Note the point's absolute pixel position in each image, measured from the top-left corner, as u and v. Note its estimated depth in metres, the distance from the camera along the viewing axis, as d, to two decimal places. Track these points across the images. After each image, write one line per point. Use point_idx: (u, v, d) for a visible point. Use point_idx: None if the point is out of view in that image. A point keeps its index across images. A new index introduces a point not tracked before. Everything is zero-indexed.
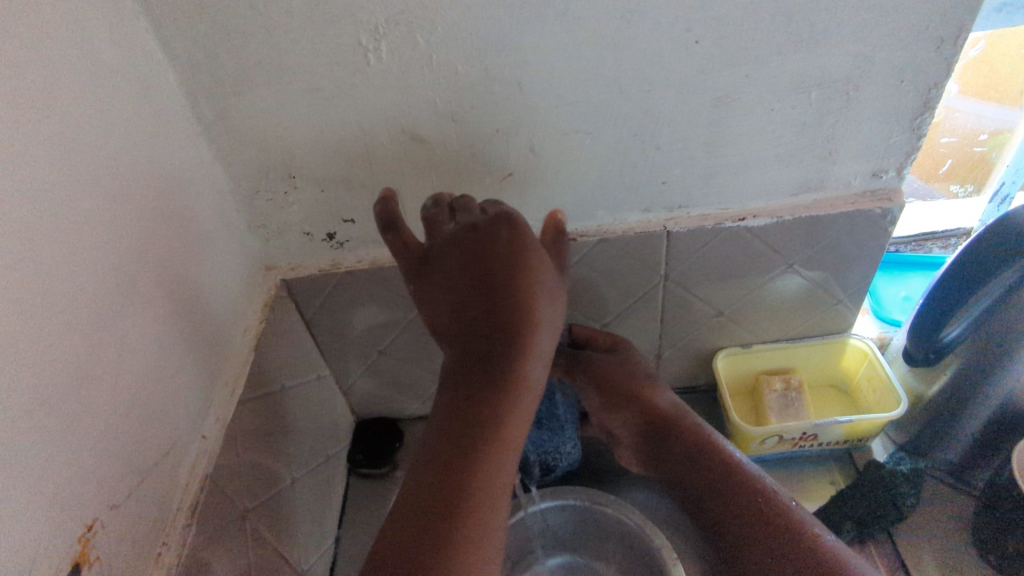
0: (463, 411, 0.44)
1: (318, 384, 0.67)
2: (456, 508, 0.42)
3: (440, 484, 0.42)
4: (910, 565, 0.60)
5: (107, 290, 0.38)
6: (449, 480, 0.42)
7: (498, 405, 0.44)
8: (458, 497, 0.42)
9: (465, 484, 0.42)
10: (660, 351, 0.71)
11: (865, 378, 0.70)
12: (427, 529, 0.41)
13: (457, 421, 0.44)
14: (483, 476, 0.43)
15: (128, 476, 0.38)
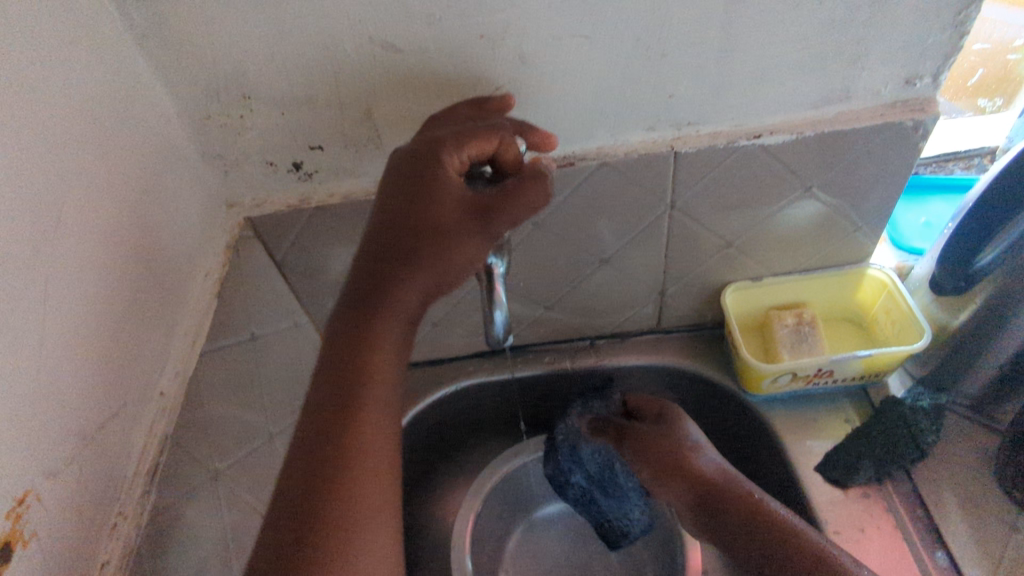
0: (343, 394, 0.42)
1: (294, 333, 0.61)
2: (332, 494, 0.39)
3: (317, 471, 0.39)
4: (931, 504, 0.57)
5: (30, 227, 0.32)
6: (327, 464, 0.39)
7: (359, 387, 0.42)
8: (335, 483, 0.39)
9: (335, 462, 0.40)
10: (663, 288, 0.66)
11: (883, 310, 0.65)
12: (306, 515, 0.38)
13: (333, 405, 0.41)
14: (354, 464, 0.40)
15: (70, 441, 0.33)
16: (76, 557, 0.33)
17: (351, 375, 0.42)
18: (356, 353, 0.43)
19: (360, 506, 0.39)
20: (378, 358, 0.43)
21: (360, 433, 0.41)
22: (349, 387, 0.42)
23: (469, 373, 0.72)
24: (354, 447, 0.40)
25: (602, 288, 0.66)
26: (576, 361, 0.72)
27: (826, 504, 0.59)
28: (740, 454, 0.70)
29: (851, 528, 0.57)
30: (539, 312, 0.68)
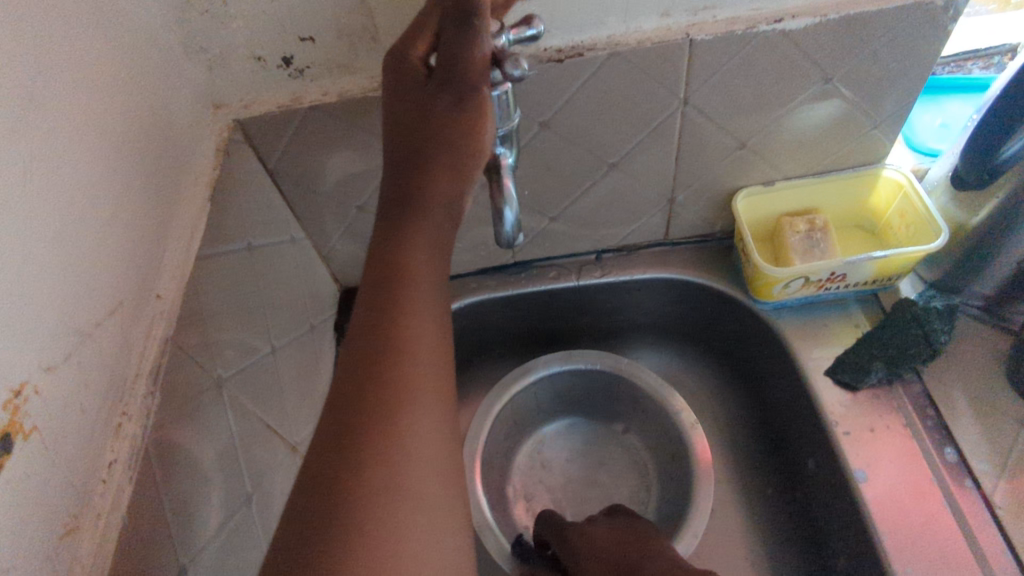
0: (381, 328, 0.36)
1: (291, 248, 0.59)
2: (368, 438, 0.33)
3: (342, 451, 0.32)
4: (940, 402, 0.58)
5: (8, 100, 0.29)
6: (358, 411, 0.33)
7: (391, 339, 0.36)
8: (374, 418, 0.33)
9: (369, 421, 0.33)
10: (673, 196, 0.64)
11: (897, 213, 0.63)
12: (337, 474, 0.32)
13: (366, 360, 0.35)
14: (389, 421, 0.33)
15: (65, 335, 0.31)
16: (83, 454, 0.32)
17: (384, 322, 0.37)
18: (388, 306, 0.37)
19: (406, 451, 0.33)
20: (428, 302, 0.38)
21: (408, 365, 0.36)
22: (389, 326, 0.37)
23: (473, 290, 0.71)
24: (397, 388, 0.34)
25: (610, 197, 0.63)
26: (583, 276, 0.70)
27: (836, 405, 0.59)
28: (749, 363, 0.70)
29: (861, 427, 0.58)
30: (544, 223, 0.66)
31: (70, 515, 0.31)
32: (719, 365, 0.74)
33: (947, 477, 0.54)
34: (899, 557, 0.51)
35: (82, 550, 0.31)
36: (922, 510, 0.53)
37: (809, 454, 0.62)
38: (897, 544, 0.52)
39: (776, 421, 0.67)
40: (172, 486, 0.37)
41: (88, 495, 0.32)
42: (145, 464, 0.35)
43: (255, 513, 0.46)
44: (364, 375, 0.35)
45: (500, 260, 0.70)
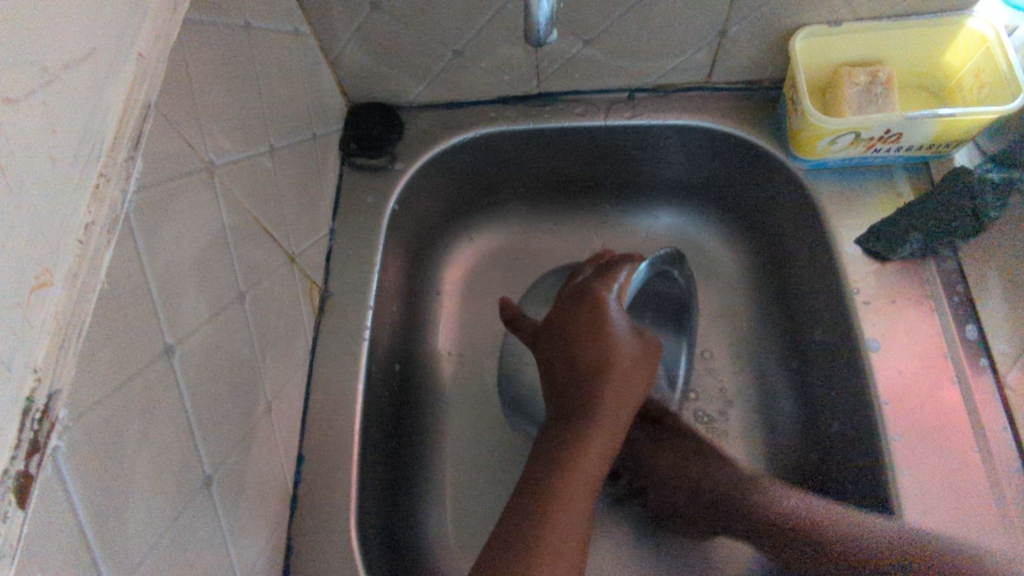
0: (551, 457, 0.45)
1: (295, 43, 0.53)
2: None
3: (535, 500, 0.43)
4: (970, 281, 0.55)
5: None
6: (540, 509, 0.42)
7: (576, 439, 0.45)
8: (545, 499, 0.43)
9: (553, 486, 0.43)
10: (725, 29, 0.56)
11: (973, 72, 0.56)
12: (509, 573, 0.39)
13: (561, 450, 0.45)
14: (558, 506, 0.43)
15: (29, 69, 0.26)
16: (55, 206, 0.28)
17: (573, 420, 0.47)
18: (584, 406, 0.47)
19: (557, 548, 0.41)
20: (579, 453, 0.45)
21: (568, 472, 0.44)
22: (561, 449, 0.45)
23: (490, 120, 0.65)
24: (553, 528, 0.41)
25: (653, 22, 0.56)
26: (611, 115, 0.64)
27: (861, 274, 0.56)
28: (772, 228, 0.66)
29: (882, 299, 0.56)
30: (577, 48, 0.59)
31: (44, 266, 0.27)
32: (740, 229, 0.71)
33: (962, 356, 0.53)
34: (895, 424, 0.51)
35: (56, 305, 0.28)
36: (929, 383, 0.52)
37: (818, 326, 0.61)
38: (898, 413, 0.51)
39: (790, 288, 0.65)
40: (159, 263, 0.35)
41: (64, 249, 0.28)
42: (124, 232, 0.32)
43: (250, 312, 0.45)
44: (538, 467, 0.45)
45: (523, 87, 0.64)
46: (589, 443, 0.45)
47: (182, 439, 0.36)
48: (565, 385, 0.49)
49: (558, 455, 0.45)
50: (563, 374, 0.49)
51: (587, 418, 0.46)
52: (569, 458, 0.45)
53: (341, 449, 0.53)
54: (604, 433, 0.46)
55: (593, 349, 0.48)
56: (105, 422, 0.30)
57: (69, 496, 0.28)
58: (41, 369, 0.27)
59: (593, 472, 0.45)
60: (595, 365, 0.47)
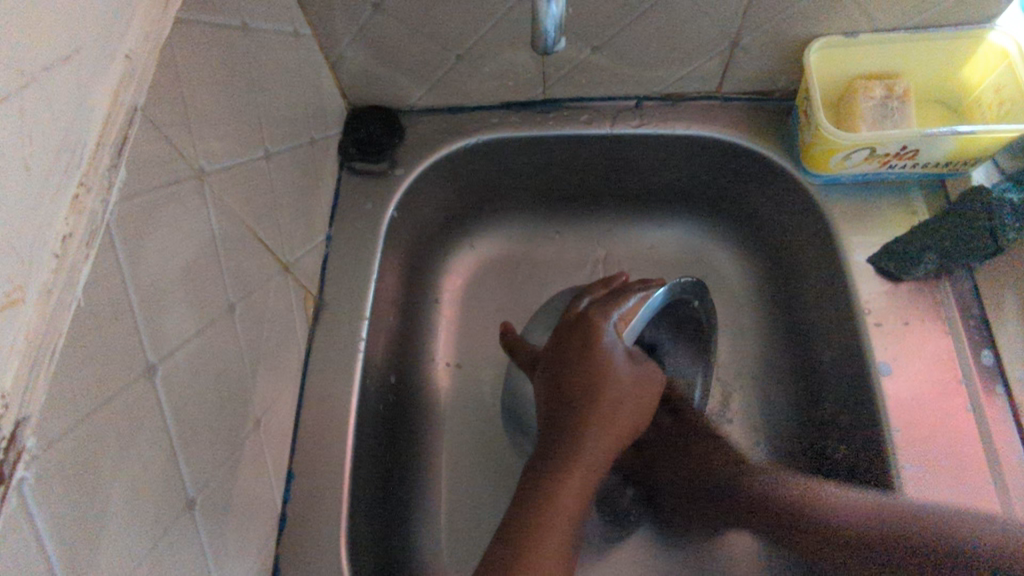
0: (530, 492, 0.44)
1: (294, 45, 0.51)
2: None
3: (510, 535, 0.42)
4: (987, 304, 0.53)
5: None
6: (514, 546, 0.41)
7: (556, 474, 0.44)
8: (520, 537, 0.41)
9: (529, 523, 0.42)
10: (738, 38, 0.55)
11: (993, 88, 0.55)
12: None
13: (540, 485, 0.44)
14: (532, 544, 0.41)
15: (3, 72, 0.25)
16: (29, 218, 0.26)
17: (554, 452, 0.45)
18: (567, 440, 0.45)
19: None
20: (558, 492, 0.43)
21: (546, 509, 0.43)
22: (541, 487, 0.44)
23: (493, 127, 0.63)
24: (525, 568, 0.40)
25: (664, 30, 0.54)
26: (618, 124, 0.63)
27: (872, 298, 0.55)
28: (780, 244, 0.65)
29: (895, 321, 0.54)
30: (585, 55, 0.57)
31: (15, 283, 0.25)
32: (747, 243, 0.69)
33: (977, 382, 0.51)
34: (906, 454, 0.49)
35: (29, 323, 0.26)
36: (942, 410, 0.50)
37: (826, 346, 0.59)
38: (909, 441, 0.50)
39: (799, 306, 0.63)
40: (143, 276, 0.33)
41: (39, 264, 0.27)
42: (105, 244, 0.30)
43: (240, 324, 0.43)
44: (517, 501, 0.44)
45: (528, 94, 0.62)
46: (568, 479, 0.44)
47: (164, 460, 0.35)
48: (552, 417, 0.47)
49: (539, 495, 0.43)
50: (551, 406, 0.48)
51: (568, 453, 0.44)
52: (547, 498, 0.43)
53: (333, 466, 0.51)
54: (585, 472, 0.44)
55: (584, 384, 0.46)
56: (80, 447, 0.28)
57: (37, 528, 0.26)
58: (9, 393, 0.25)
59: (571, 513, 0.43)
60: (581, 398, 0.46)
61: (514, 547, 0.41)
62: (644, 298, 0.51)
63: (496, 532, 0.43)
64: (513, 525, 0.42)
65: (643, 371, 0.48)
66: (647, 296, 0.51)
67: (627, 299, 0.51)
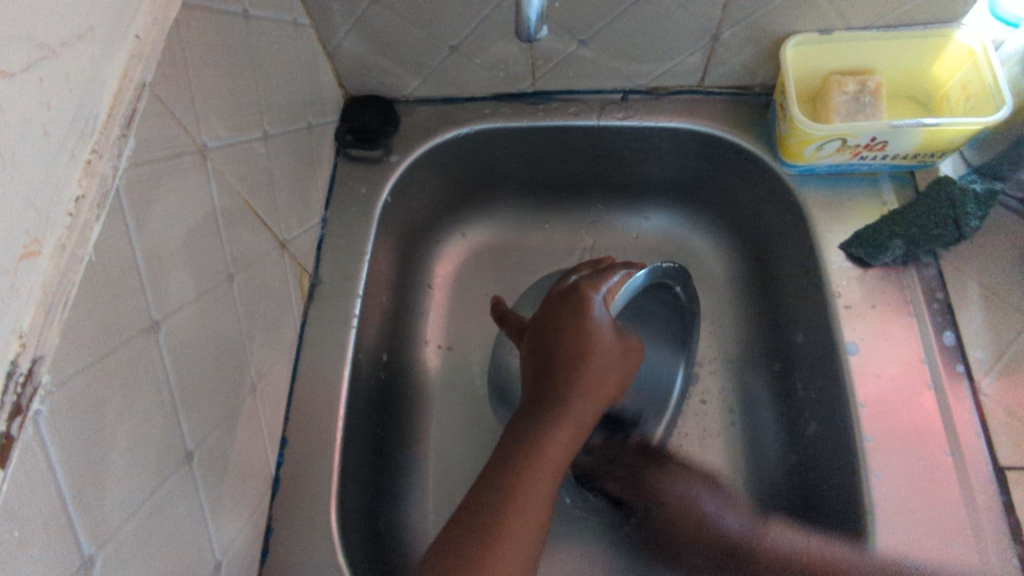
0: (515, 449, 0.46)
1: (293, 34, 0.54)
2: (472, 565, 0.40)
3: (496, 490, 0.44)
4: (951, 289, 0.56)
5: None
6: (500, 499, 0.43)
7: (541, 434, 0.46)
8: (506, 491, 0.44)
9: (514, 477, 0.44)
10: (718, 33, 0.57)
11: (960, 85, 0.57)
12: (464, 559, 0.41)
13: (524, 444, 0.46)
14: (518, 499, 0.43)
15: (24, 44, 0.27)
16: (47, 178, 0.29)
17: (540, 414, 0.47)
18: (552, 403, 0.48)
19: (512, 542, 0.42)
20: (543, 450, 0.46)
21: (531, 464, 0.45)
22: (528, 444, 0.46)
23: (484, 117, 0.66)
24: (510, 520, 0.42)
25: (647, 24, 0.57)
26: (604, 116, 0.65)
27: (842, 278, 0.57)
28: (759, 233, 0.67)
29: (863, 303, 0.56)
30: (572, 48, 0.60)
31: (33, 236, 0.28)
32: (728, 232, 0.71)
33: (939, 361, 0.53)
34: (871, 426, 0.52)
35: (43, 273, 0.28)
36: (906, 387, 0.53)
37: (799, 329, 0.62)
38: (874, 416, 0.52)
39: (775, 292, 0.66)
40: (147, 241, 0.36)
41: (54, 220, 0.29)
42: (113, 209, 0.33)
43: (237, 295, 0.45)
44: (502, 457, 0.46)
45: (518, 85, 0.65)
46: (553, 439, 0.46)
47: (164, 414, 0.37)
48: (540, 380, 0.49)
49: (527, 448, 0.46)
50: (540, 370, 0.50)
51: (553, 415, 0.47)
52: (535, 449, 0.46)
53: (324, 435, 0.53)
54: (569, 433, 0.47)
55: (573, 349, 0.49)
56: (88, 391, 0.31)
57: (49, 460, 0.29)
58: (25, 334, 0.27)
59: (557, 464, 0.46)
60: (568, 365, 0.48)
61: (501, 496, 0.43)
62: (627, 274, 0.54)
63: (486, 481, 0.45)
64: (502, 475, 0.45)
65: (626, 343, 0.51)
66: (631, 273, 0.54)
67: (612, 274, 0.54)
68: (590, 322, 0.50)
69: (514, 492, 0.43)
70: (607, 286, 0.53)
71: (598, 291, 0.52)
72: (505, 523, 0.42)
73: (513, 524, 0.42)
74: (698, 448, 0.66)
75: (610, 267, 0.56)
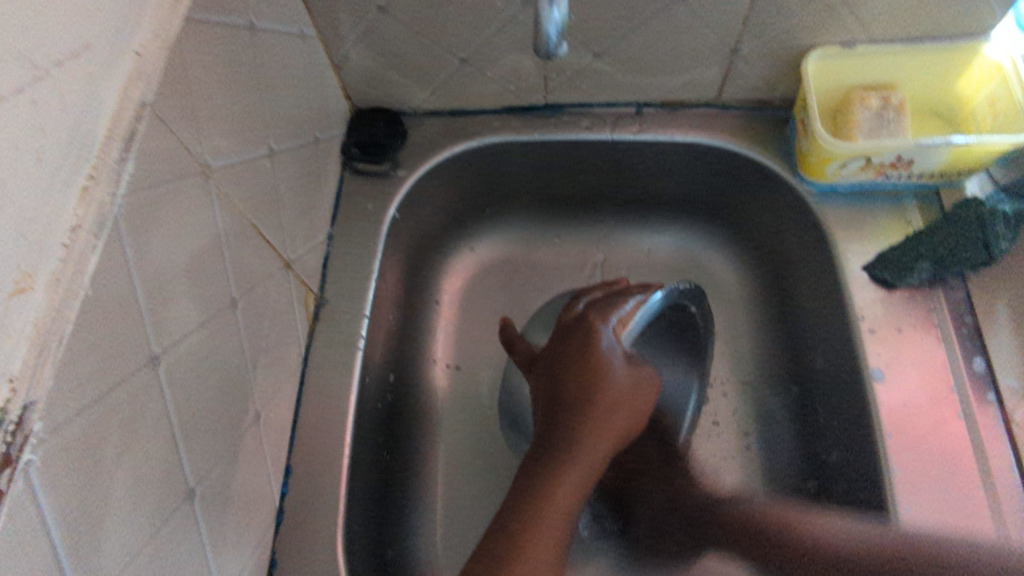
0: (523, 495, 0.44)
1: (300, 46, 0.52)
2: None
3: (503, 539, 0.42)
4: (980, 312, 0.54)
5: None
6: (508, 550, 0.41)
7: (550, 478, 0.44)
8: (514, 541, 0.41)
9: (522, 526, 0.42)
10: (738, 47, 0.55)
11: (987, 100, 0.55)
12: None
13: (533, 489, 0.44)
14: (527, 550, 0.41)
15: (14, 66, 0.25)
16: (39, 208, 0.27)
17: (549, 456, 0.45)
18: (562, 445, 0.45)
19: None
20: (552, 496, 0.43)
21: (540, 511, 0.43)
22: (537, 489, 0.44)
23: (494, 130, 0.64)
24: (518, 573, 0.40)
25: (664, 37, 0.55)
26: (618, 130, 0.63)
27: (866, 302, 0.56)
28: (777, 251, 0.65)
29: (888, 328, 0.54)
30: (586, 60, 0.58)
31: (24, 270, 0.26)
32: (744, 249, 0.70)
33: (969, 388, 0.52)
34: (897, 458, 0.50)
35: (37, 311, 0.27)
36: (934, 416, 0.51)
37: (819, 352, 0.60)
38: (901, 447, 0.50)
39: (794, 313, 0.64)
40: (149, 268, 0.34)
41: (48, 253, 0.27)
42: (112, 238, 0.31)
43: (241, 319, 0.43)
44: (510, 502, 0.44)
45: (530, 98, 0.63)
46: (563, 483, 0.44)
47: (165, 451, 0.35)
48: (547, 418, 0.47)
49: (531, 495, 0.43)
50: (547, 408, 0.48)
51: (563, 457, 0.45)
52: (545, 495, 0.43)
53: (330, 462, 0.51)
54: (580, 477, 0.44)
55: (580, 386, 0.46)
56: (84, 434, 0.29)
57: (42, 512, 0.27)
58: (16, 379, 0.25)
59: (568, 510, 0.44)
60: (578, 403, 0.46)
61: (509, 547, 0.41)
62: (641, 301, 0.51)
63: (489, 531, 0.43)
64: (506, 524, 0.42)
65: (641, 376, 0.48)
66: (645, 298, 0.51)
67: (625, 301, 0.51)
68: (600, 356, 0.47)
69: (518, 545, 0.41)
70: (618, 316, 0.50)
71: (608, 322, 0.49)
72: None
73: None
74: (713, 473, 0.64)
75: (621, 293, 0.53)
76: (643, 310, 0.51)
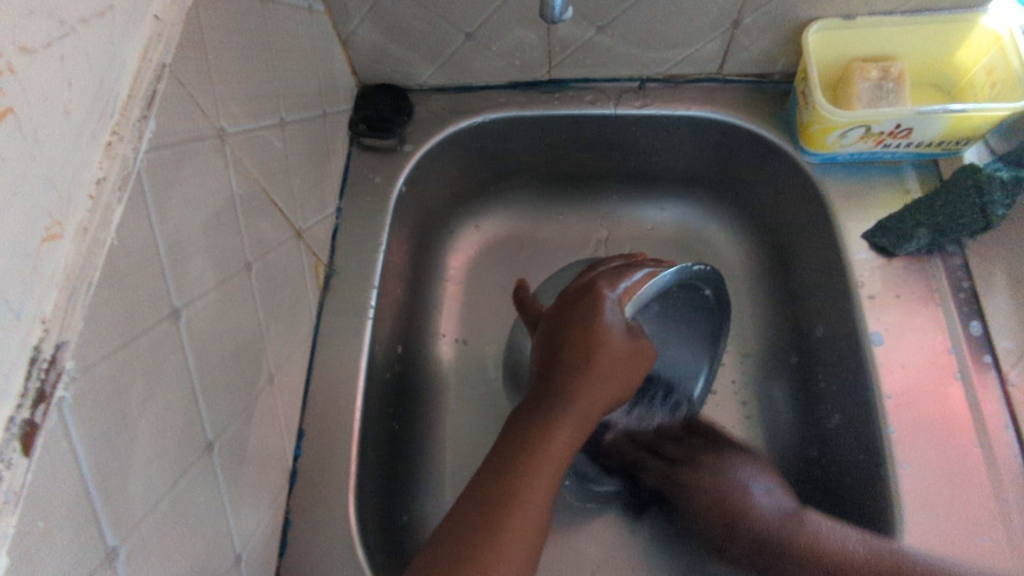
0: (518, 446, 0.45)
1: (308, 20, 0.53)
2: (464, 563, 0.39)
3: (495, 486, 0.42)
4: (976, 278, 0.55)
5: None
6: (496, 495, 0.42)
7: (545, 432, 0.45)
8: (505, 487, 0.42)
9: (513, 474, 0.43)
10: (739, 19, 0.56)
11: (985, 70, 0.56)
12: (457, 557, 0.39)
13: (526, 441, 0.45)
14: (518, 498, 0.42)
15: (45, 21, 0.26)
16: (68, 159, 0.28)
17: (545, 411, 0.46)
18: (557, 401, 0.47)
19: (507, 541, 0.40)
20: (546, 450, 0.44)
21: (532, 463, 0.44)
22: (531, 441, 0.45)
23: (499, 105, 0.65)
24: (504, 517, 0.41)
25: (667, 10, 0.56)
26: (621, 105, 0.64)
27: (866, 269, 0.56)
28: (778, 224, 0.66)
29: (887, 294, 0.56)
30: (590, 35, 0.59)
31: (54, 218, 0.27)
32: (745, 222, 0.71)
33: (965, 351, 0.53)
34: (896, 417, 0.51)
35: (66, 257, 0.28)
36: (932, 377, 0.52)
37: (819, 322, 0.61)
38: (900, 408, 0.51)
39: (795, 284, 0.65)
40: (169, 226, 0.35)
41: (77, 204, 0.29)
42: (136, 193, 0.32)
43: (255, 282, 0.45)
44: (504, 452, 0.45)
45: (534, 73, 0.64)
46: (556, 437, 0.45)
47: (185, 403, 0.36)
48: (543, 381, 0.48)
49: (526, 450, 0.44)
50: (545, 368, 0.49)
51: (557, 413, 0.46)
52: (538, 448, 0.44)
53: (342, 426, 0.53)
54: (571, 435, 0.45)
55: (579, 348, 0.47)
56: (112, 379, 0.30)
57: (74, 448, 0.28)
58: (48, 321, 0.27)
59: (559, 465, 0.45)
60: (575, 362, 0.47)
61: (501, 493, 0.42)
62: (650, 273, 0.52)
63: (479, 480, 0.43)
64: (498, 475, 0.43)
65: (641, 347, 0.49)
66: (654, 270, 0.52)
67: (634, 272, 0.52)
68: (601, 320, 0.48)
69: (510, 493, 0.42)
70: (626, 287, 0.50)
71: (617, 290, 0.50)
72: (501, 521, 0.41)
73: (507, 527, 0.40)
74: None
75: (629, 267, 0.54)
76: (652, 283, 0.51)
